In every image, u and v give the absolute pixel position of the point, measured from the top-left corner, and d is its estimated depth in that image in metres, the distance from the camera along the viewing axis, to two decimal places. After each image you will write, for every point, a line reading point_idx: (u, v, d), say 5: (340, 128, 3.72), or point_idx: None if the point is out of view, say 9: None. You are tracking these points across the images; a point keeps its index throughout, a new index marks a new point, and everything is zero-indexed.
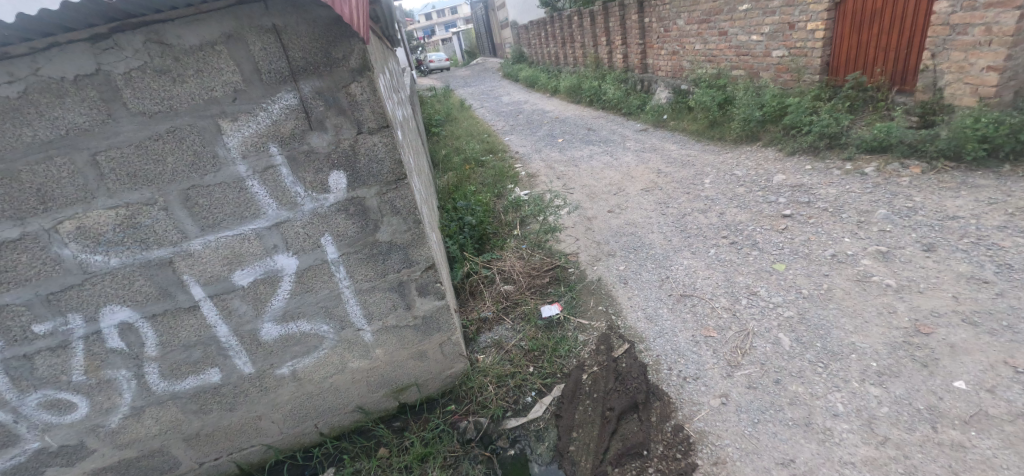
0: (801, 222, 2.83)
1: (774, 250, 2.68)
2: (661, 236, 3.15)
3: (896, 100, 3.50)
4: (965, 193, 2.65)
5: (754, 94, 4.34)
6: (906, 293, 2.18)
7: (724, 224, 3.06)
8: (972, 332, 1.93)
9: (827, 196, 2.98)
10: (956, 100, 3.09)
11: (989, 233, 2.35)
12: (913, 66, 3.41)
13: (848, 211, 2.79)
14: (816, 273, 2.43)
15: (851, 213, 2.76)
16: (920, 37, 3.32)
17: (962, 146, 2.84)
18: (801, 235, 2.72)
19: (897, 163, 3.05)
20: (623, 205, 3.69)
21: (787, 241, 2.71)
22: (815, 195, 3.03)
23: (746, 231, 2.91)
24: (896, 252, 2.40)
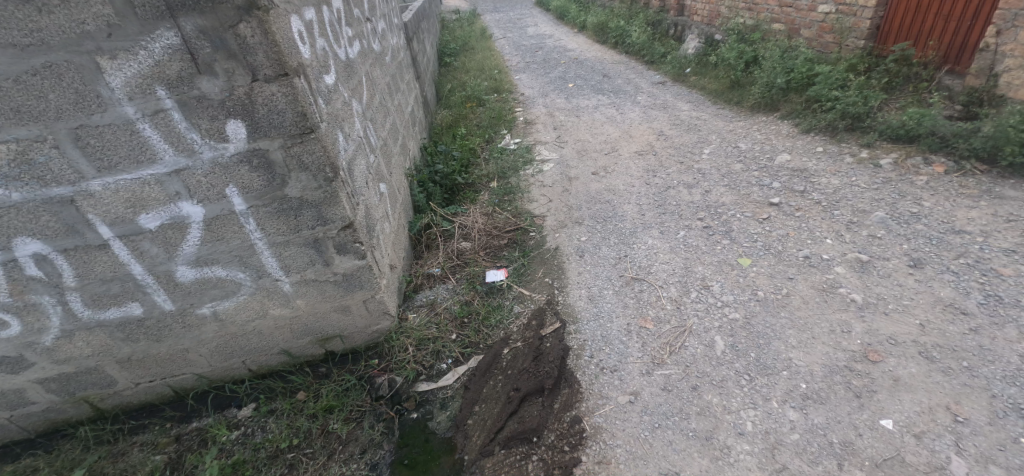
0: (787, 214, 2.65)
1: (745, 242, 2.51)
2: (636, 209, 2.96)
3: (943, 81, 3.27)
4: (984, 205, 2.43)
5: (783, 57, 4.00)
6: (870, 311, 2.01)
7: (706, 204, 2.89)
8: (923, 368, 1.76)
9: (825, 187, 2.80)
10: (1011, 90, 2.86)
11: (991, 256, 2.14)
12: (971, 45, 3.18)
13: (843, 207, 2.62)
14: (781, 275, 2.26)
15: (845, 211, 2.57)
16: (991, 11, 3.06)
17: (999, 148, 2.58)
18: (779, 229, 2.54)
19: (920, 157, 2.85)
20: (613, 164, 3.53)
21: (764, 232, 2.54)
22: (812, 184, 2.85)
23: (725, 216, 2.73)
24: (877, 264, 2.22)
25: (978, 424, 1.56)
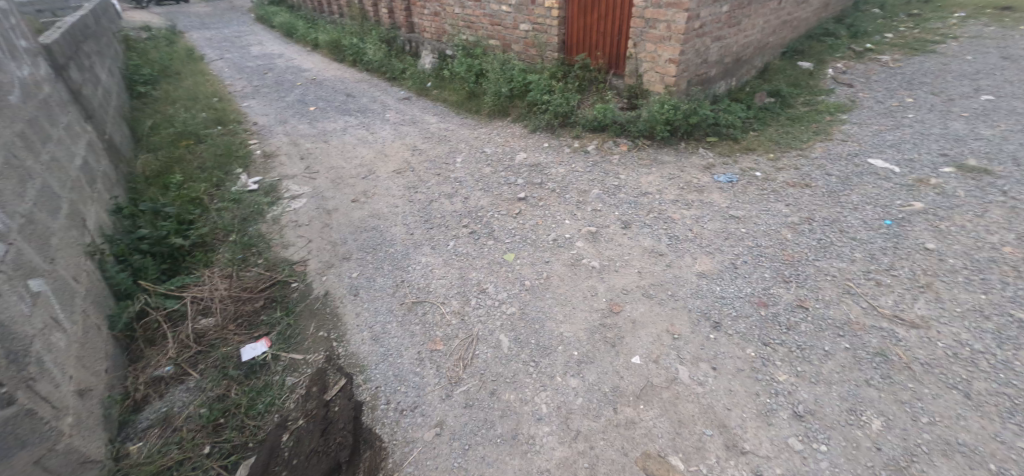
0: (534, 205, 3.10)
1: (507, 241, 2.78)
2: (404, 229, 2.90)
3: (612, 82, 4.35)
4: (655, 169, 3.57)
5: (502, 69, 4.67)
6: (605, 273, 2.57)
7: (467, 211, 3.05)
8: (646, 307, 2.40)
9: (556, 176, 3.42)
10: (651, 86, 4.05)
11: (667, 207, 3.16)
12: (621, 56, 4.24)
13: (571, 190, 3.26)
14: (540, 261, 2.63)
15: (573, 194, 3.22)
16: (625, 31, 4.11)
17: (654, 128, 3.81)
18: (529, 220, 2.95)
19: (611, 142, 3.88)
20: (379, 177, 3.50)
21: (518, 227, 2.87)
22: (544, 176, 3.41)
23: (486, 219, 2.97)
24: (603, 232, 2.86)
25: (686, 337, 2.27)
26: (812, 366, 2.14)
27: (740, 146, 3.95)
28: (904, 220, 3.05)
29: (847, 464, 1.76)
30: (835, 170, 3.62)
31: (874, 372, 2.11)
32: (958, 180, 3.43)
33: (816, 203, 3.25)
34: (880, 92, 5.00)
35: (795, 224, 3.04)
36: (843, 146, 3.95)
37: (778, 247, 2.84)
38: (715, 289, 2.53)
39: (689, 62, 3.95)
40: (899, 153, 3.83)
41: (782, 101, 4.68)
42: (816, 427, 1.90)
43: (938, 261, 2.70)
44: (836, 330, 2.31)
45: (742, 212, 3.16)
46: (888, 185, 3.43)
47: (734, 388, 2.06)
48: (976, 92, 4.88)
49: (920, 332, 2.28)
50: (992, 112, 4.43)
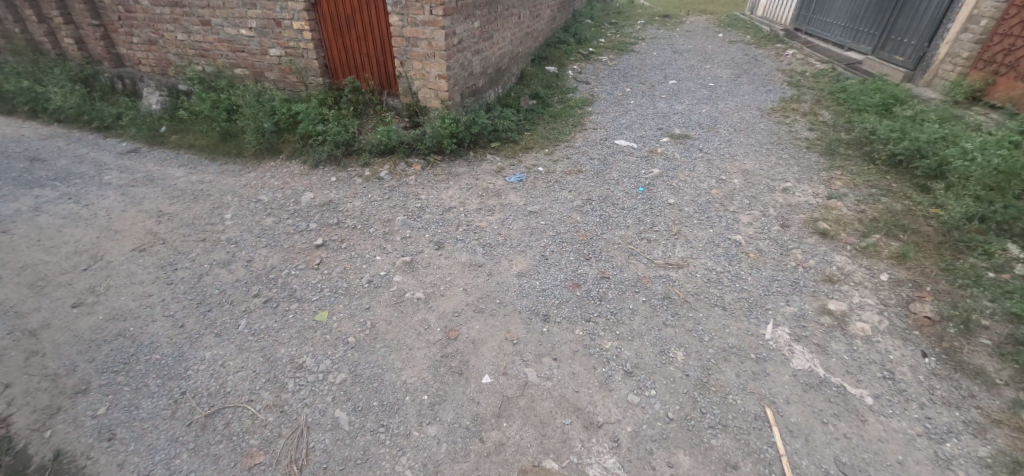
0: (334, 249, 2.93)
1: (313, 297, 2.54)
2: (168, 320, 2.41)
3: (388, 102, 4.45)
4: (453, 183, 3.73)
5: (259, 104, 4.40)
6: (432, 300, 2.54)
7: (253, 278, 2.71)
8: (481, 322, 2.42)
9: (352, 213, 3.30)
10: (428, 102, 4.23)
11: (473, 218, 3.27)
12: (390, 74, 4.38)
13: (374, 224, 3.16)
14: (358, 310, 2.45)
15: (377, 226, 3.13)
16: (388, 49, 4.25)
17: (441, 143, 3.99)
18: (336, 266, 2.77)
19: (404, 163, 3.94)
20: (115, 262, 2.86)
21: (324, 280, 2.66)
22: (338, 213, 3.30)
23: (280, 280, 2.67)
24: (418, 260, 2.83)
25: (523, 338, 2.36)
26: (625, 325, 2.46)
27: (520, 146, 4.36)
28: (651, 186, 3.78)
29: (671, 399, 2.11)
30: (595, 154, 4.31)
31: (668, 313, 2.55)
32: (672, 146, 4.49)
33: (590, 185, 3.78)
34: (608, 86, 6.17)
35: (580, 206, 3.47)
36: (596, 133, 4.73)
37: (573, 230, 3.20)
38: (534, 284, 2.69)
39: (458, 76, 4.21)
40: (634, 132, 4.78)
41: (542, 102, 5.34)
42: (644, 378, 2.20)
43: (678, 211, 3.45)
44: (633, 287, 2.70)
45: (537, 206, 3.46)
46: (633, 159, 4.24)
47: (577, 369, 2.23)
48: (665, 79, 6.47)
49: (685, 270, 2.87)
50: (678, 92, 5.94)
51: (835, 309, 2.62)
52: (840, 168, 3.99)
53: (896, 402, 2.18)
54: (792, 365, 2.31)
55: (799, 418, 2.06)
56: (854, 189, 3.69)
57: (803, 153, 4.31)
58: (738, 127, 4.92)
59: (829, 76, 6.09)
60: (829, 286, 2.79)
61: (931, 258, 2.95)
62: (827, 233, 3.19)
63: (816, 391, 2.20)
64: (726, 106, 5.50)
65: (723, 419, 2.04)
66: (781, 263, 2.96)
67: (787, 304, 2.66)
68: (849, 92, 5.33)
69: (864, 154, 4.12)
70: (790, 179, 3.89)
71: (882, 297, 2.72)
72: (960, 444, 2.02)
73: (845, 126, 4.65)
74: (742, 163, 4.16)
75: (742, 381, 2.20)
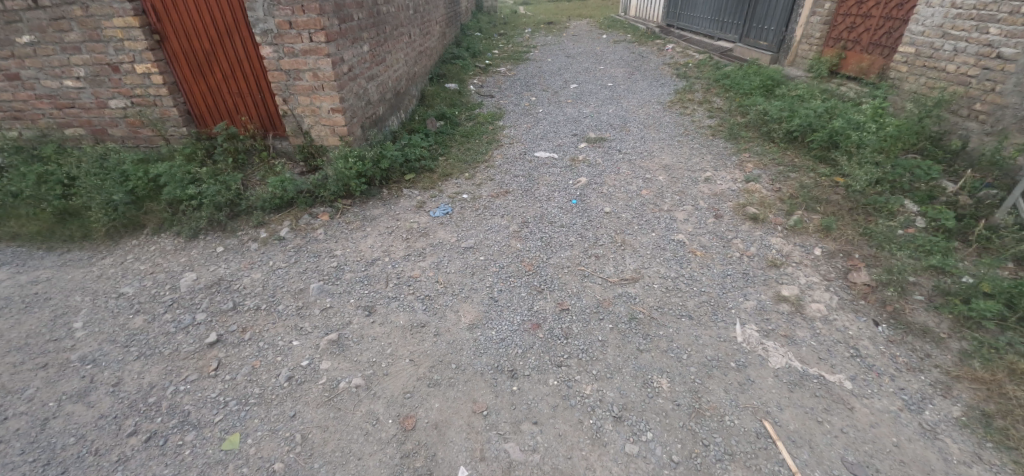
0: (234, 343, 2.34)
1: (216, 416, 1.97)
2: None
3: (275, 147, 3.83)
4: (370, 229, 3.26)
5: (104, 171, 3.54)
6: (374, 384, 2.10)
7: (124, 409, 2.05)
8: (439, 398, 2.04)
9: (251, 289, 2.70)
10: (324, 141, 3.70)
11: (402, 267, 2.85)
12: (273, 113, 3.78)
13: (283, 299, 2.61)
14: (280, 422, 1.94)
15: (287, 302, 2.58)
16: (265, 85, 3.66)
17: (348, 185, 3.49)
18: (242, 366, 2.20)
19: (307, 215, 3.37)
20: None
21: (227, 389, 2.09)
22: (232, 293, 2.68)
23: (165, 404, 2.05)
24: (347, 336, 2.35)
25: (494, 406, 2.01)
26: (600, 361, 2.23)
27: (437, 175, 3.99)
28: (583, 196, 3.63)
29: (670, 438, 1.90)
30: (517, 170, 4.07)
31: (639, 337, 2.36)
32: (591, 150, 4.42)
33: (521, 206, 3.53)
34: (512, 97, 6.03)
35: (517, 232, 3.20)
36: (513, 148, 4.52)
37: (516, 260, 2.92)
38: (491, 335, 2.35)
39: (354, 107, 3.75)
40: (550, 142, 4.65)
41: (449, 122, 5.02)
42: (636, 421, 1.97)
43: (616, 218, 3.33)
44: (597, 315, 2.48)
45: (472, 239, 3.12)
46: (557, 170, 4.08)
47: (563, 429, 1.93)
48: (566, 83, 6.49)
49: (641, 283, 2.71)
50: (581, 96, 5.96)
51: (790, 294, 2.62)
52: (746, 151, 4.18)
53: (871, 380, 2.17)
54: (771, 365, 2.22)
55: (797, 425, 1.96)
56: (765, 169, 3.86)
57: (711, 140, 4.48)
58: (646, 123, 5.01)
59: (709, 66, 6.52)
60: (776, 271, 2.80)
61: (850, 225, 3.10)
62: (757, 217, 3.25)
63: (801, 388, 2.12)
64: (629, 104, 5.61)
65: (727, 447, 1.87)
66: (727, 256, 2.93)
67: (745, 299, 2.61)
68: (732, 78, 5.70)
69: (763, 135, 4.36)
70: (708, 167, 3.99)
71: (824, 272, 2.78)
72: (936, 409, 2.04)
73: (739, 110, 4.93)
74: (661, 158, 4.19)
75: (732, 397, 2.06)
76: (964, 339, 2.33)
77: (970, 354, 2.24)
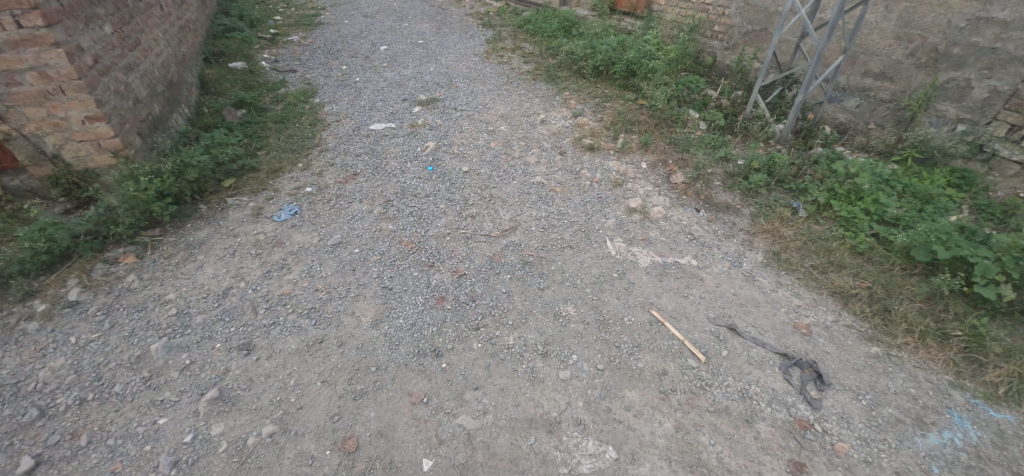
0: (68, 456, 1.76)
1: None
2: None
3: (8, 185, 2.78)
4: (202, 257, 2.67)
5: None
6: (291, 423, 1.85)
7: None
8: (372, 407, 1.91)
9: (60, 382, 2.01)
10: (88, 162, 2.85)
11: (267, 288, 2.45)
12: None
13: (118, 375, 2.03)
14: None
15: (126, 378, 2.02)
16: None
17: (149, 212, 2.77)
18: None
19: (101, 264, 2.59)
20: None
21: None
22: (27, 398, 1.96)
23: None
24: (231, 386, 1.98)
25: (432, 390, 1.98)
26: (512, 310, 2.34)
27: (263, 173, 3.42)
28: (437, 161, 3.57)
29: (591, 352, 2.15)
30: (358, 149, 3.76)
31: (537, 277, 2.53)
32: (428, 113, 4.31)
33: (377, 185, 3.30)
34: (317, 69, 5.37)
35: (383, 213, 3.01)
36: (343, 126, 4.11)
37: (394, 242, 2.76)
38: (400, 324, 2.25)
39: (120, 110, 2.92)
40: (381, 112, 4.35)
41: (252, 109, 4.27)
42: (561, 350, 2.16)
43: (477, 176, 3.38)
44: (493, 270, 2.57)
45: (337, 234, 2.83)
46: (400, 139, 3.89)
47: (502, 383, 2.02)
48: (374, 47, 6.04)
49: (521, 229, 2.87)
50: (396, 58, 5.65)
51: (637, 205, 3.10)
52: (566, 89, 4.60)
53: (707, 253, 2.77)
54: (642, 265, 2.65)
55: (674, 305, 2.41)
56: (586, 103, 4.33)
57: (534, 84, 4.78)
58: (471, 77, 5.05)
59: (509, 13, 6.78)
60: (621, 189, 3.26)
61: (659, 138, 3.76)
62: (593, 146, 3.68)
63: (667, 276, 2.59)
64: (448, 59, 5.54)
65: (633, 341, 2.21)
66: (581, 186, 3.28)
67: (607, 219, 2.99)
68: (533, 22, 6.06)
69: (574, 72, 4.83)
70: (540, 110, 4.29)
71: (653, 181, 3.35)
72: (749, 260, 2.73)
73: (549, 53, 5.33)
74: (497, 109, 4.33)
75: (624, 301, 2.41)
76: (751, 205, 3.12)
77: (757, 214, 3.02)
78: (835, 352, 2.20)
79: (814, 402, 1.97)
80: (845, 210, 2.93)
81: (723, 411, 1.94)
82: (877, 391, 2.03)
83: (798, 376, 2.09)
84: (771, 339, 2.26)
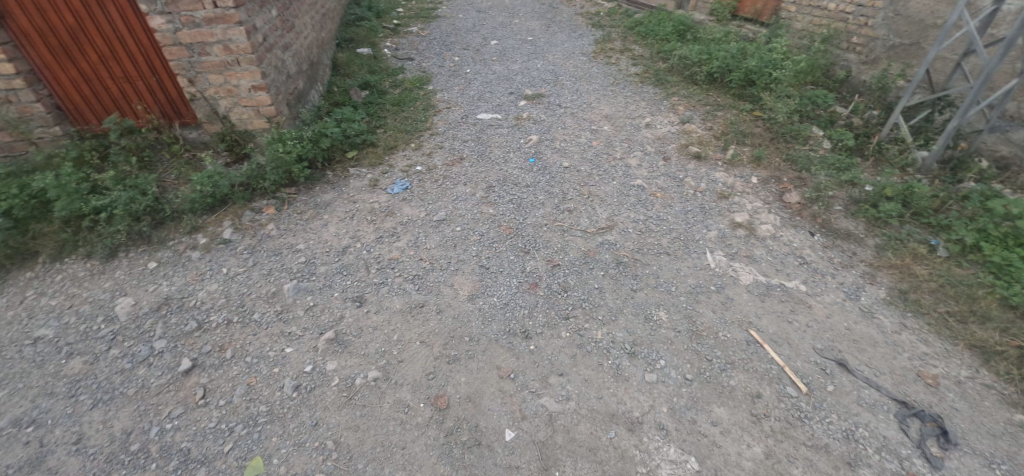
0: (215, 365, 2.11)
1: (225, 446, 1.79)
2: None
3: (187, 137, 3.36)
4: (327, 216, 3.01)
5: None
6: (392, 373, 2.04)
7: (102, 464, 1.77)
8: (463, 373, 2.04)
9: (213, 303, 2.41)
10: (248, 124, 3.33)
11: (379, 251, 2.71)
12: (177, 97, 3.27)
13: (257, 305, 2.38)
14: (304, 434, 1.82)
15: (262, 309, 2.35)
16: (161, 63, 3.14)
17: (289, 172, 3.17)
18: (235, 388, 2.00)
19: (249, 211, 3.02)
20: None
21: (227, 415, 1.90)
22: (189, 312, 2.37)
23: (155, 447, 1.81)
24: (345, 332, 2.23)
25: (518, 368, 2.07)
26: (602, 306, 2.36)
27: (381, 149, 3.75)
28: (539, 154, 3.66)
29: (680, 361, 2.11)
30: (465, 135, 3.97)
31: (629, 278, 2.52)
32: (533, 107, 4.43)
33: (481, 171, 3.48)
34: (433, 59, 5.73)
35: (485, 198, 3.16)
36: (453, 113, 4.37)
37: (494, 226, 2.90)
38: (494, 302, 2.37)
39: (276, 82, 3.37)
40: (488, 103, 4.55)
41: (375, 91, 4.68)
42: (648, 353, 2.14)
43: (577, 172, 3.43)
44: (587, 265, 2.60)
45: (442, 212, 3.03)
46: (505, 130, 4.04)
47: (587, 374, 2.05)
48: (485, 41, 6.30)
49: (617, 229, 2.87)
50: (505, 52, 5.85)
51: (743, 220, 2.95)
52: (674, 95, 4.47)
53: (818, 281, 2.56)
54: (743, 283, 2.52)
55: (775, 328, 2.27)
56: (695, 110, 4.18)
57: (641, 87, 4.70)
58: (577, 75, 5.09)
59: (620, 14, 6.70)
60: (726, 201, 3.12)
61: (775, 153, 3.53)
62: (700, 155, 3.55)
63: (770, 297, 2.45)
64: (555, 57, 5.63)
65: (727, 358, 2.13)
66: (683, 194, 3.19)
67: (708, 230, 2.88)
68: (645, 25, 5.94)
69: (686, 78, 4.67)
70: (645, 113, 4.22)
71: (763, 197, 3.16)
72: (868, 295, 2.48)
73: (659, 56, 5.20)
74: (601, 109, 4.33)
75: (720, 315, 2.33)
76: (876, 236, 2.83)
77: (883, 246, 2.73)
78: (967, 411, 1.94)
79: (935, 460, 1.76)
80: (998, 255, 2.54)
81: (821, 447, 1.80)
82: (1019, 464, 1.76)
83: (917, 429, 1.87)
84: (887, 383, 2.05)
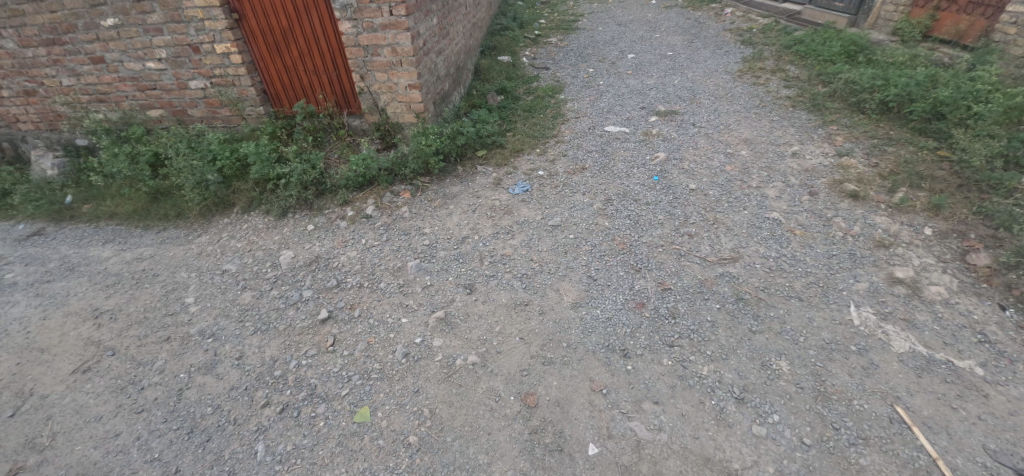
0: (345, 320, 2.43)
1: (342, 391, 2.06)
2: (157, 467, 1.83)
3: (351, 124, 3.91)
4: (452, 207, 3.27)
5: (192, 151, 3.69)
6: (489, 362, 2.14)
7: (252, 381, 2.16)
8: (556, 378, 2.06)
9: (350, 268, 2.78)
10: (399, 117, 3.75)
11: (493, 246, 2.86)
12: (349, 90, 3.83)
13: (384, 276, 2.68)
14: (405, 397, 2.01)
15: (388, 280, 2.65)
16: (342, 61, 3.70)
17: (426, 163, 3.50)
18: (357, 343, 2.29)
19: (388, 193, 3.42)
20: (55, 396, 2.21)
21: (347, 365, 2.18)
22: (332, 271, 2.77)
23: (291, 377, 2.15)
24: (453, 314, 2.40)
25: (612, 385, 2.02)
26: (713, 341, 2.20)
27: (508, 150, 3.94)
28: (664, 172, 3.53)
29: (798, 421, 1.86)
30: (590, 146, 3.99)
31: (749, 318, 2.31)
32: (664, 124, 4.28)
33: (601, 182, 3.47)
34: (568, 69, 5.86)
35: (602, 209, 3.15)
36: (581, 123, 4.42)
37: (608, 238, 2.88)
38: (597, 314, 2.35)
39: (428, 83, 3.75)
40: (618, 116, 4.51)
41: (510, 97, 4.94)
42: (760, 403, 1.93)
43: (704, 195, 3.23)
44: (701, 294, 2.45)
45: (557, 217, 3.09)
46: (631, 145, 3.97)
47: (684, 409, 1.92)
48: (623, 54, 6.25)
49: (742, 262, 2.64)
50: (641, 66, 5.74)
51: (904, 276, 2.51)
52: (833, 123, 3.96)
53: (1005, 366, 2.04)
54: (894, 349, 2.15)
55: (932, 411, 1.87)
56: (857, 143, 3.65)
57: (791, 112, 4.25)
58: (717, 94, 4.79)
59: (776, 31, 6.13)
60: (885, 251, 2.68)
61: (961, 203, 2.93)
62: (857, 194, 3.10)
63: (930, 373, 2.03)
64: (695, 74, 5.36)
65: (860, 431, 1.82)
66: (829, 236, 2.82)
67: (856, 281, 2.51)
68: (806, 44, 5.35)
69: (850, 106, 4.11)
70: (793, 141, 3.80)
71: (937, 253, 2.64)
72: None
73: (819, 79, 4.64)
74: (740, 132, 4.02)
75: (858, 381, 2.00)
76: None
77: None
78: None
79: None
80: None
81: None
82: None
83: None
84: None
